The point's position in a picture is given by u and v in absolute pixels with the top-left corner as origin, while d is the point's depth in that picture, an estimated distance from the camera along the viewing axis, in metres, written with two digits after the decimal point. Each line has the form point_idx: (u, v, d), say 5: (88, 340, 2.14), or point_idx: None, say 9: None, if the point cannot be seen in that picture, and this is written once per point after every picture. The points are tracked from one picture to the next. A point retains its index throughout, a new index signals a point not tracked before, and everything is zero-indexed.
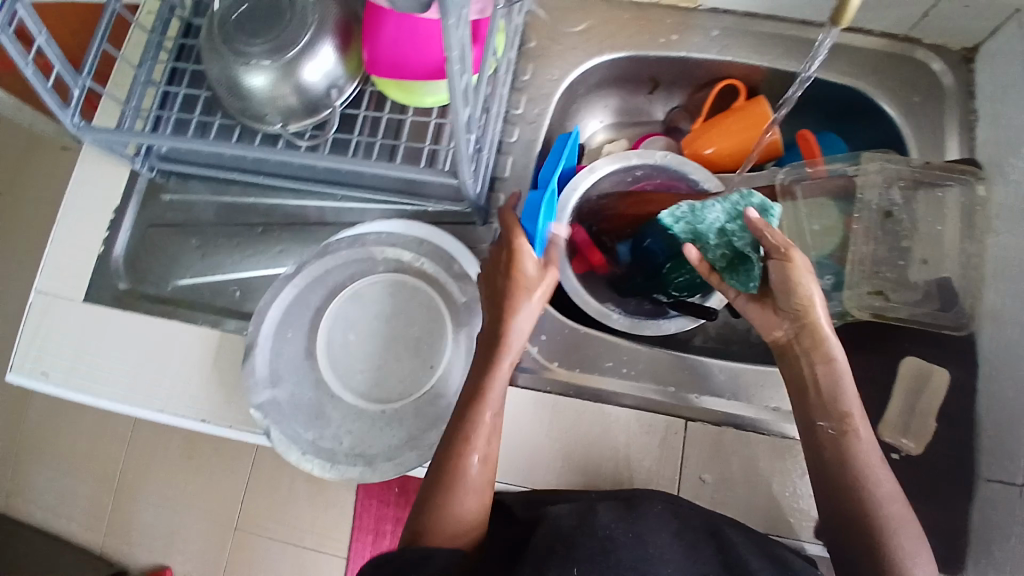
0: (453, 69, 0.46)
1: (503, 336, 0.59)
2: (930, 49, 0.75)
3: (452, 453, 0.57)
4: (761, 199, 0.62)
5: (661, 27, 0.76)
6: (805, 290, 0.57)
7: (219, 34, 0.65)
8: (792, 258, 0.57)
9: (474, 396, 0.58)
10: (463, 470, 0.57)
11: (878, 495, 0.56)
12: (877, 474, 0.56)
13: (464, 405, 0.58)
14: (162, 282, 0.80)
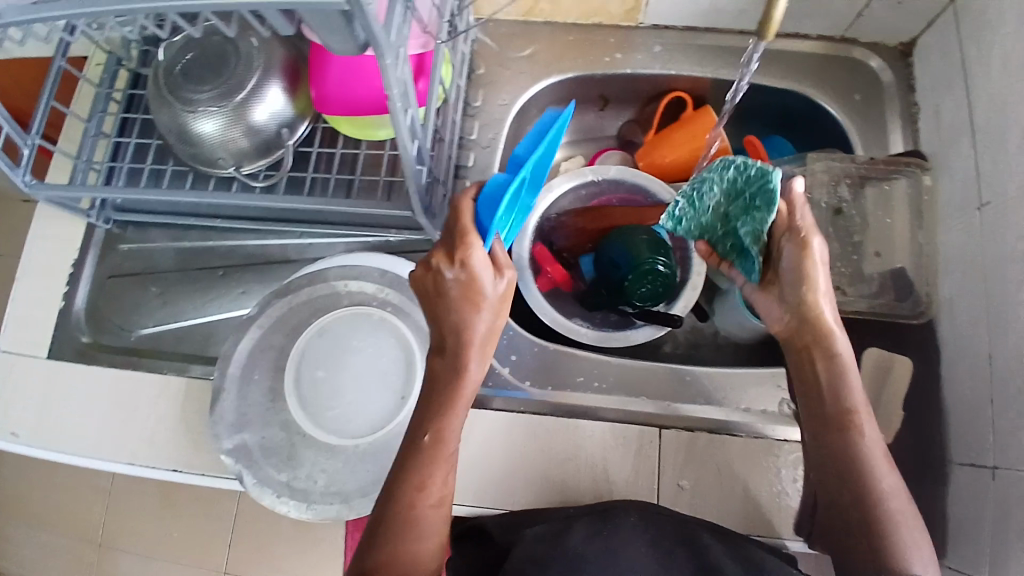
0: (396, 106, 0.47)
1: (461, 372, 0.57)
2: (867, 47, 0.77)
3: (428, 462, 0.56)
4: (759, 169, 0.56)
5: (605, 46, 0.78)
6: (816, 281, 0.58)
7: (166, 86, 0.66)
8: (810, 245, 0.56)
9: (433, 433, 0.57)
10: (439, 479, 0.56)
11: (878, 491, 0.56)
12: (876, 465, 0.57)
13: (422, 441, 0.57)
14: (126, 332, 0.79)
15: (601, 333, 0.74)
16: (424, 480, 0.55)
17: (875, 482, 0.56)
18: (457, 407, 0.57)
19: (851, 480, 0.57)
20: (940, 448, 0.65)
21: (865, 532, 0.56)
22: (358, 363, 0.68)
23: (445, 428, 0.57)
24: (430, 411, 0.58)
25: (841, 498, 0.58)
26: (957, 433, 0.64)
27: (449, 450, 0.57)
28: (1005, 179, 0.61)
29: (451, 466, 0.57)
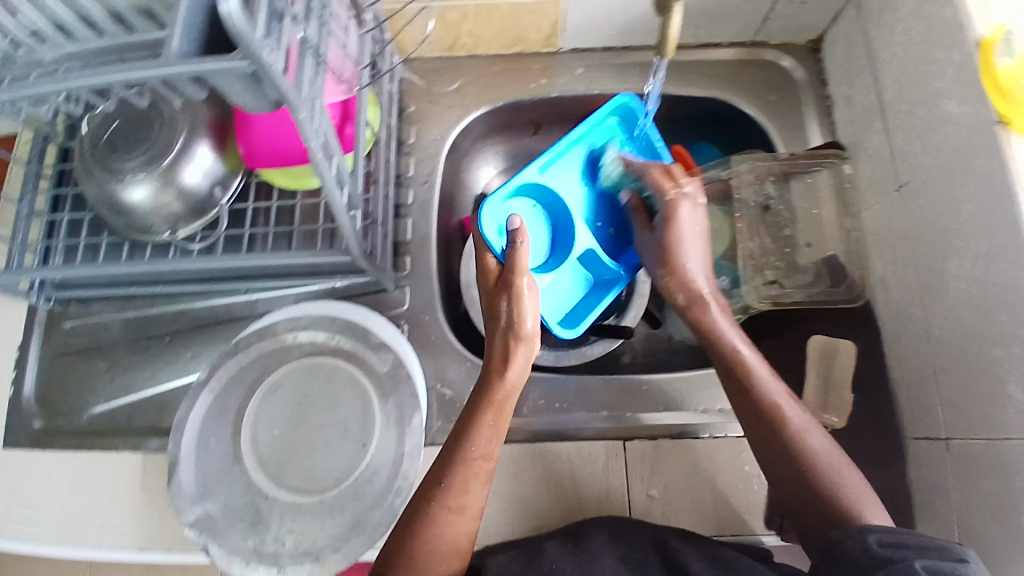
0: (319, 158, 0.47)
1: (496, 379, 0.60)
2: (778, 48, 0.81)
3: (454, 464, 0.57)
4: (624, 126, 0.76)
5: (530, 73, 0.80)
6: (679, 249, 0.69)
7: (92, 159, 0.66)
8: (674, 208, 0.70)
9: (460, 433, 0.58)
10: (461, 484, 0.56)
11: (791, 428, 0.59)
12: (777, 400, 0.60)
13: (454, 439, 0.58)
14: (76, 412, 0.77)
15: (558, 353, 0.77)
16: (446, 479, 0.56)
17: (785, 418, 0.59)
18: (491, 407, 0.59)
19: (763, 420, 0.60)
20: (894, 424, 0.67)
21: (796, 475, 0.57)
22: (315, 415, 0.69)
23: (469, 427, 0.58)
24: (468, 417, 0.59)
25: (766, 442, 0.59)
26: (908, 407, 0.66)
27: (473, 453, 0.57)
28: (919, 159, 0.64)
29: (479, 474, 0.57)
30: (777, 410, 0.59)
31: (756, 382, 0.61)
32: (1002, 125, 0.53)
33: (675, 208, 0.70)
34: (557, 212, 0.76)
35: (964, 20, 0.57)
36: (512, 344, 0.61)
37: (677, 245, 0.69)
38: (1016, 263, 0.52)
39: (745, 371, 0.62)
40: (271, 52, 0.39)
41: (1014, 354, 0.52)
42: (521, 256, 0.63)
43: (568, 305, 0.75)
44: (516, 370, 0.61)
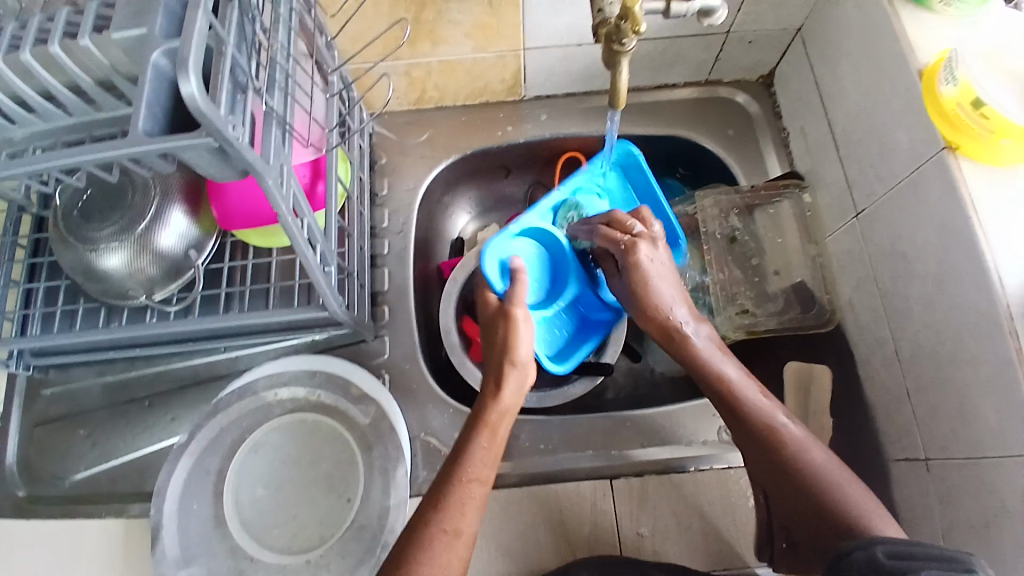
0: (289, 221, 0.49)
1: (497, 400, 0.59)
2: (732, 86, 0.84)
3: (449, 484, 0.53)
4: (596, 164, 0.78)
5: (496, 121, 0.82)
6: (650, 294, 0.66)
7: (66, 228, 0.66)
8: (633, 256, 0.66)
9: (457, 455, 0.56)
10: (456, 505, 0.52)
11: (789, 446, 0.55)
12: (774, 419, 0.57)
13: (453, 457, 0.56)
14: (58, 481, 0.76)
15: (538, 394, 0.75)
16: (439, 498, 0.53)
17: (782, 436, 0.56)
18: (484, 429, 0.58)
19: (763, 443, 0.56)
20: (875, 446, 0.68)
21: (807, 490, 0.53)
22: (299, 473, 0.69)
23: (463, 449, 0.56)
24: (466, 435, 0.58)
25: (772, 463, 0.56)
26: (886, 428, 0.66)
27: (468, 474, 0.54)
28: (873, 185, 0.66)
29: (475, 497, 0.53)
30: (772, 430, 0.56)
31: (747, 407, 0.59)
32: (950, 151, 0.55)
33: (633, 254, 0.66)
34: (556, 252, 0.77)
35: (907, 51, 0.59)
36: (506, 365, 0.61)
37: (648, 293, 0.66)
38: (971, 283, 0.54)
39: (728, 392, 0.60)
40: (234, 126, 0.41)
41: (979, 371, 0.54)
42: (517, 293, 0.66)
43: (559, 340, 0.77)
44: (509, 392, 0.60)
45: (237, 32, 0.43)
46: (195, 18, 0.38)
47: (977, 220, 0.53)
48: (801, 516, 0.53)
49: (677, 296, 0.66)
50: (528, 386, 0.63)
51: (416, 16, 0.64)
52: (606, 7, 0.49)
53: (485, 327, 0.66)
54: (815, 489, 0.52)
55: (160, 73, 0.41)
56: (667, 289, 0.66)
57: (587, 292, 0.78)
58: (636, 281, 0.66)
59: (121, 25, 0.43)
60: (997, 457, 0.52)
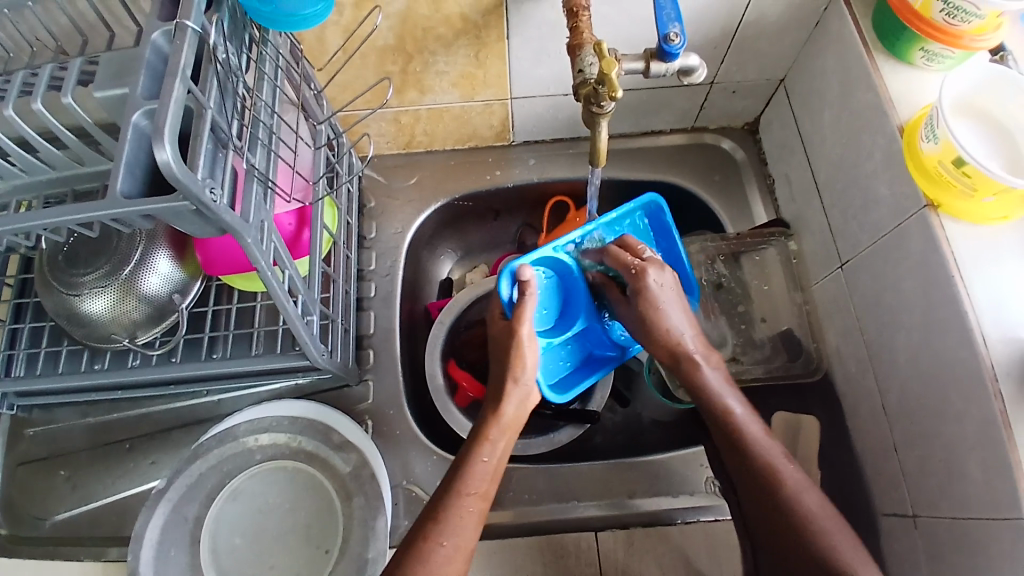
0: (268, 275, 0.49)
1: (503, 414, 0.57)
2: (717, 132, 0.85)
3: (448, 497, 0.53)
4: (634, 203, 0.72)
5: (485, 165, 0.83)
6: (666, 319, 0.61)
7: (50, 273, 0.67)
8: (642, 279, 0.60)
9: (459, 467, 0.55)
10: (455, 518, 0.51)
11: (786, 487, 0.54)
12: (774, 461, 0.56)
13: (454, 470, 0.55)
14: (37, 524, 0.75)
15: (525, 440, 0.75)
16: (437, 512, 0.52)
17: (781, 479, 0.55)
18: (485, 442, 0.56)
19: (762, 486, 0.55)
20: (864, 499, 0.67)
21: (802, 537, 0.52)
22: (279, 520, 0.69)
23: (463, 464, 0.55)
24: (468, 445, 0.56)
25: (768, 504, 0.54)
26: (875, 481, 0.65)
27: (468, 488, 0.53)
28: (857, 236, 0.66)
29: (472, 511, 0.52)
30: (771, 473, 0.55)
31: (750, 441, 0.57)
32: (932, 209, 0.55)
33: (643, 281, 0.60)
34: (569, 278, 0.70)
35: (888, 108, 0.59)
36: (509, 380, 0.58)
37: (661, 318, 0.61)
38: (954, 338, 0.53)
39: (735, 429, 0.57)
40: (213, 189, 0.41)
41: (963, 427, 0.53)
42: (526, 307, 0.60)
43: (562, 369, 0.72)
44: (511, 407, 0.58)
45: (217, 95, 0.43)
46: (173, 85, 0.39)
47: (960, 276, 0.53)
48: (791, 556, 0.52)
49: (687, 315, 0.62)
50: (531, 403, 0.60)
51: (403, 68, 0.66)
52: (586, 67, 0.52)
53: (494, 340, 0.62)
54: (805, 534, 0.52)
55: (141, 133, 0.40)
56: (680, 309, 0.61)
57: (597, 326, 0.72)
58: (648, 306, 0.61)
59: (104, 84, 0.44)
60: (982, 516, 0.52)
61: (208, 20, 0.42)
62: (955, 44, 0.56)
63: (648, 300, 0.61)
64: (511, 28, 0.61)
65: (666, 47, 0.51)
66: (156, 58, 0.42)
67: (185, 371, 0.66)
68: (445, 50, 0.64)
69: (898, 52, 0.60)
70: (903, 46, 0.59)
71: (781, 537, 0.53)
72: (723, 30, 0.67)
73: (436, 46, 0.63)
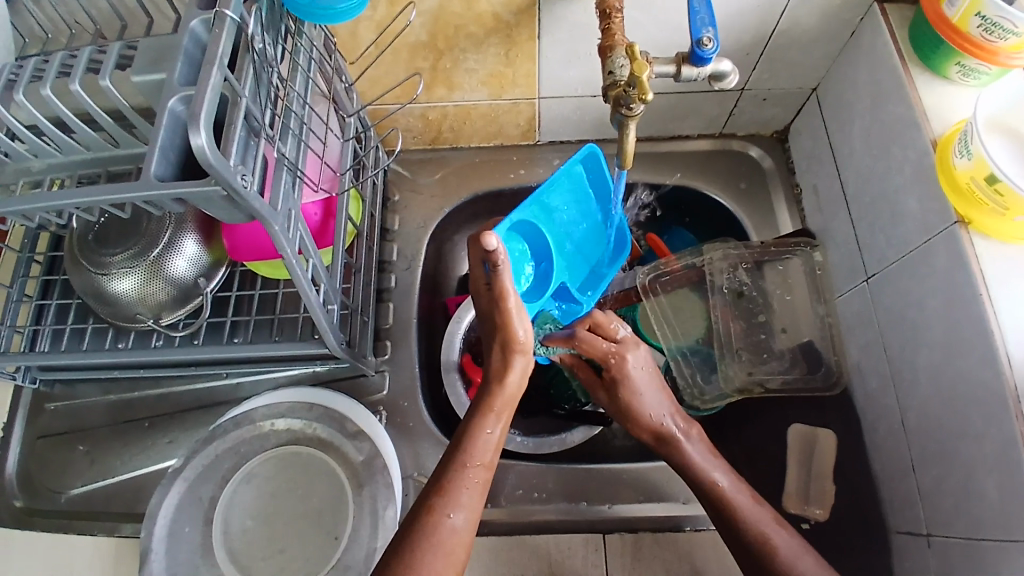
0: (293, 262, 0.50)
1: (502, 389, 0.55)
2: (744, 139, 0.85)
3: (453, 468, 0.53)
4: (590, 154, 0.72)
5: (509, 164, 0.83)
6: (649, 398, 0.63)
7: (80, 251, 0.68)
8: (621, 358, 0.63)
9: (460, 443, 0.54)
10: (460, 488, 0.52)
11: (780, 554, 0.54)
12: (768, 531, 0.55)
13: (453, 447, 0.53)
14: (56, 495, 0.77)
15: (537, 440, 0.74)
16: (443, 483, 0.52)
17: (775, 549, 0.54)
18: (490, 414, 0.55)
19: (758, 555, 0.54)
20: (878, 516, 0.66)
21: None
22: (289, 506, 0.70)
23: (468, 434, 0.54)
24: (467, 420, 0.55)
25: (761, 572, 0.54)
26: (891, 499, 0.65)
27: (473, 459, 0.53)
28: (883, 251, 0.65)
29: (477, 481, 0.53)
30: (764, 540, 0.55)
31: (736, 513, 0.56)
32: (962, 225, 0.54)
33: (622, 363, 0.63)
34: (537, 244, 0.69)
35: (922, 121, 0.58)
36: (512, 353, 0.55)
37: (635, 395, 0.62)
38: (976, 357, 0.52)
39: (721, 503, 0.57)
40: (244, 176, 0.42)
41: (983, 450, 0.52)
42: (504, 280, 0.52)
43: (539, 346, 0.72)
44: (515, 376, 0.56)
45: (252, 85, 0.44)
46: (209, 74, 0.39)
47: (987, 293, 0.52)
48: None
49: (660, 391, 0.63)
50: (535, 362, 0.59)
51: (433, 65, 0.66)
52: (617, 69, 0.50)
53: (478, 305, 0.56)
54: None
55: (176, 118, 0.41)
56: (653, 391, 0.63)
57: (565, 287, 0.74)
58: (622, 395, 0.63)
59: (143, 69, 0.45)
60: (998, 539, 0.51)
61: (246, 10, 0.43)
62: (990, 60, 0.55)
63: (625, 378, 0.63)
64: (543, 28, 0.61)
65: (698, 52, 0.51)
66: (194, 45, 0.43)
67: (206, 355, 0.67)
68: (475, 48, 0.64)
69: (933, 66, 0.59)
70: (938, 60, 0.58)
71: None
72: (755, 37, 0.66)
73: (467, 44, 0.63)
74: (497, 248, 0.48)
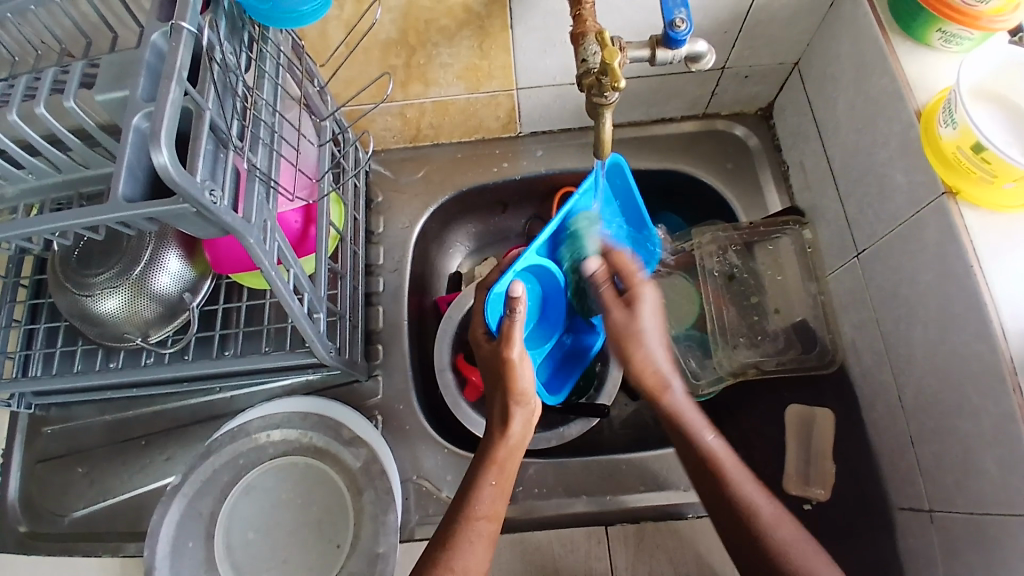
0: (272, 274, 0.49)
1: (499, 445, 0.58)
2: (729, 119, 0.84)
3: (459, 522, 0.54)
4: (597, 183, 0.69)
5: (492, 158, 0.82)
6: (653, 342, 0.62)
7: (63, 274, 0.67)
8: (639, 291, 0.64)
9: (464, 494, 0.56)
10: (464, 544, 0.53)
11: (762, 520, 0.54)
12: (751, 498, 0.55)
13: (460, 499, 0.56)
14: (57, 518, 0.77)
15: (535, 435, 0.75)
16: (447, 538, 0.54)
17: (757, 515, 0.54)
18: (492, 467, 0.57)
19: (738, 521, 0.55)
20: (880, 492, 0.65)
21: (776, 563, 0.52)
22: (290, 516, 0.70)
23: (471, 487, 0.56)
24: (468, 477, 0.57)
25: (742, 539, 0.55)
26: (890, 476, 0.64)
27: (476, 512, 0.55)
28: (873, 226, 0.64)
29: (483, 534, 0.54)
30: (746, 507, 0.55)
31: (721, 473, 0.57)
32: (950, 196, 0.53)
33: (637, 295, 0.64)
34: (549, 287, 0.73)
35: (906, 93, 0.57)
36: (511, 403, 0.58)
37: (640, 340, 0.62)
38: (971, 330, 0.52)
39: (712, 464, 0.57)
40: (212, 191, 0.41)
41: (982, 421, 0.52)
42: (514, 328, 0.57)
43: (550, 370, 0.77)
44: (517, 427, 0.59)
45: (215, 97, 0.43)
46: (168, 89, 0.38)
47: (979, 265, 0.51)
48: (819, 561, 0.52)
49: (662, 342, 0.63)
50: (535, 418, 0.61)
51: (407, 62, 0.65)
52: (589, 56, 0.50)
53: (484, 361, 0.61)
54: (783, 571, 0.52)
55: (141, 136, 0.40)
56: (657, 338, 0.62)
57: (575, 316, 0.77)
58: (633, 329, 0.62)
59: (106, 86, 0.44)
60: (1001, 512, 0.50)
61: (204, 20, 0.42)
62: (972, 25, 0.54)
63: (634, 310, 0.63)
64: (515, 18, 0.60)
65: (672, 33, 0.50)
66: (156, 58, 0.42)
67: (198, 370, 0.67)
68: (447, 42, 0.63)
69: (914, 34, 0.58)
70: (919, 29, 0.57)
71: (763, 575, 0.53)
72: (733, 15, 0.65)
73: (439, 38, 0.62)
74: (521, 296, 0.55)
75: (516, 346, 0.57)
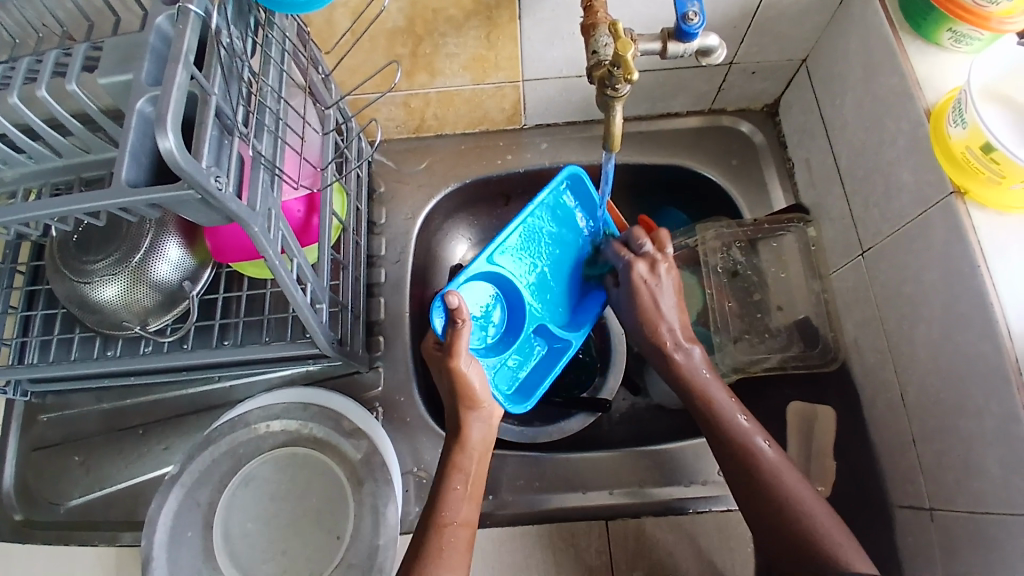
0: (276, 263, 0.48)
1: (457, 453, 0.58)
2: (734, 115, 0.83)
3: (429, 531, 0.55)
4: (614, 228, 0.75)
5: (496, 150, 0.81)
6: (656, 307, 0.63)
7: (62, 260, 0.67)
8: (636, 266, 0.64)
9: (434, 500, 0.56)
10: (435, 552, 0.53)
11: (762, 461, 0.56)
12: (753, 442, 0.57)
13: (428, 509, 0.56)
14: (52, 507, 0.76)
15: (534, 429, 0.77)
16: (420, 548, 0.54)
17: (757, 458, 0.56)
18: (456, 473, 0.57)
19: (741, 464, 0.56)
20: (880, 491, 0.65)
21: (787, 512, 0.53)
22: (289, 506, 0.69)
23: (437, 495, 0.56)
24: (435, 482, 0.57)
25: (750, 485, 0.56)
26: (891, 474, 0.64)
27: (445, 519, 0.55)
28: (878, 224, 0.64)
29: (456, 540, 0.54)
30: (747, 451, 0.57)
31: (724, 424, 0.59)
32: (958, 195, 0.53)
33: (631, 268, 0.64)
34: (509, 291, 0.70)
35: (915, 92, 0.57)
36: (466, 410, 0.58)
37: (646, 303, 0.63)
38: (975, 328, 0.52)
39: (711, 413, 0.59)
40: (218, 178, 0.40)
41: (984, 421, 0.52)
42: (459, 338, 0.57)
43: (514, 380, 0.70)
44: (475, 433, 0.59)
45: (221, 81, 0.42)
46: (175, 72, 0.38)
47: (984, 264, 0.51)
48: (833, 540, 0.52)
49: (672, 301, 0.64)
50: (495, 421, 0.61)
51: (412, 51, 0.64)
52: (601, 48, 0.50)
53: (433, 367, 0.61)
54: (788, 522, 0.53)
55: (145, 120, 0.39)
56: (664, 298, 0.63)
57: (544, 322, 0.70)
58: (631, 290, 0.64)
59: (108, 70, 0.41)
60: (1000, 512, 0.50)
61: (211, 3, 0.41)
62: (982, 26, 0.53)
63: (634, 290, 0.63)
64: (523, 9, 0.60)
65: (684, 27, 0.49)
66: (160, 43, 0.41)
67: (196, 359, 0.66)
68: (454, 31, 0.62)
69: (924, 33, 0.57)
70: (929, 27, 0.56)
71: (781, 539, 0.53)
72: (743, 9, 0.64)
73: (446, 28, 0.62)
74: (459, 303, 0.56)
75: (459, 358, 0.58)
